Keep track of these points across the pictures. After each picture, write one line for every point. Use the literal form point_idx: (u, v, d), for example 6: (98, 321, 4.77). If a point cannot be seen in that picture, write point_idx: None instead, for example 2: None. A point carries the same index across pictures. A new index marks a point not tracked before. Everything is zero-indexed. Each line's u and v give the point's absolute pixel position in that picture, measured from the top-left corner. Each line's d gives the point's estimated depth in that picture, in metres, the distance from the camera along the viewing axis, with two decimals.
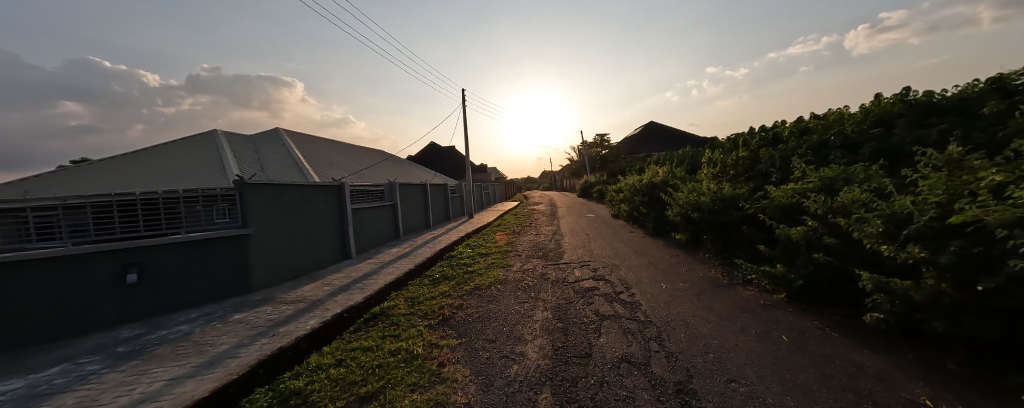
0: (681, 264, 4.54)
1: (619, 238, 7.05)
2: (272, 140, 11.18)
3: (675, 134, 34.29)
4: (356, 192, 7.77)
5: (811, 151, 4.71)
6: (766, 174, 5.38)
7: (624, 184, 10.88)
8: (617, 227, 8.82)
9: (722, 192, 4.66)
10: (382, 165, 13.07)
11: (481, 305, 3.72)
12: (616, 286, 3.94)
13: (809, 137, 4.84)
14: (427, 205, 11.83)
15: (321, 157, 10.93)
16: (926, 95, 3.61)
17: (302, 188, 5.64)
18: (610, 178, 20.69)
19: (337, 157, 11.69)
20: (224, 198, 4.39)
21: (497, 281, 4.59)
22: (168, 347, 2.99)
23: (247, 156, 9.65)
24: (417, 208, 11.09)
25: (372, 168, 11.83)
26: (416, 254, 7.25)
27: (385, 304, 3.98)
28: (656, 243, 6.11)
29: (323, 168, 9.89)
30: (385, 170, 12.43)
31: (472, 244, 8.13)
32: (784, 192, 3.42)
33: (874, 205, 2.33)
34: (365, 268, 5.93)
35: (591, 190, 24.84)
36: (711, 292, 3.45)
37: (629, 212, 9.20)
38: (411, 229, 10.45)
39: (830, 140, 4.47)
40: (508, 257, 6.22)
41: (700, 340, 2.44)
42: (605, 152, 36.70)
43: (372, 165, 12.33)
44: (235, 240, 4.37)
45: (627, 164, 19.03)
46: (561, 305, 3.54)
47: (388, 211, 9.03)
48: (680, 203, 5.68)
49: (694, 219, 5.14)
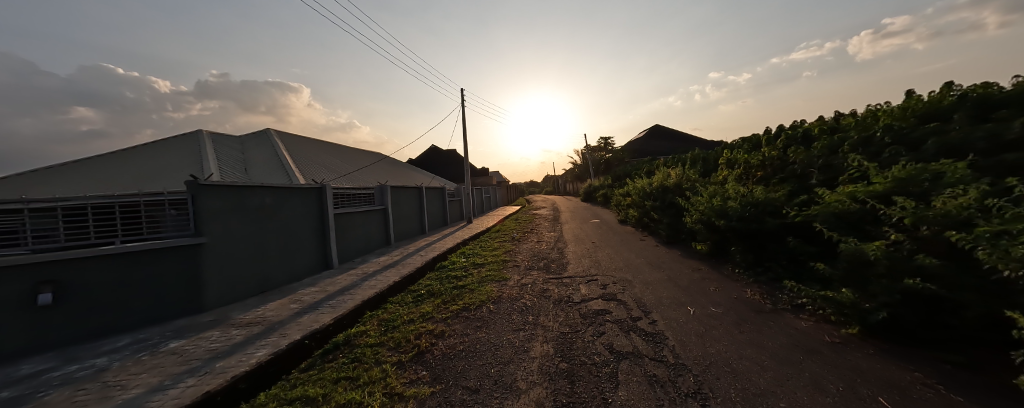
0: (708, 282, 3.83)
1: (629, 248, 6.33)
2: (260, 141, 10.70)
3: (681, 138, 33.59)
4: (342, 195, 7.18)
5: (855, 148, 3.94)
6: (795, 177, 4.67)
7: (631, 188, 10.16)
8: (626, 234, 8.08)
9: (753, 195, 3.98)
10: (376, 167, 12.49)
11: (467, 333, 3.04)
12: (631, 309, 3.26)
13: (847, 134, 4.13)
14: (422, 210, 11.21)
15: (311, 159, 10.38)
16: (983, 88, 2.95)
17: (275, 191, 5.01)
18: (615, 182, 20.06)
19: (329, 159, 11.14)
20: (172, 203, 3.78)
21: (489, 300, 3.92)
22: (65, 391, 2.35)
23: (232, 157, 9.15)
24: (411, 214, 10.44)
25: (365, 171, 11.25)
26: (405, 263, 6.61)
27: (353, 329, 3.32)
28: (671, 254, 5.42)
29: (311, 170, 9.33)
30: (380, 173, 11.86)
31: (468, 252, 7.48)
32: (843, 194, 2.73)
33: (1009, 214, 1.64)
34: (344, 281, 5.29)
35: (595, 194, 24.18)
36: (754, 320, 2.75)
37: (639, 218, 8.48)
38: (403, 235, 9.80)
39: (876, 135, 3.72)
40: (505, 269, 5.56)
41: (761, 401, 1.75)
42: (609, 156, 36.03)
43: (365, 168, 11.78)
44: (184, 251, 3.75)
45: (633, 167, 18.38)
46: (565, 335, 2.86)
47: (378, 217, 8.40)
48: (700, 209, 4.97)
49: (719, 227, 4.43)
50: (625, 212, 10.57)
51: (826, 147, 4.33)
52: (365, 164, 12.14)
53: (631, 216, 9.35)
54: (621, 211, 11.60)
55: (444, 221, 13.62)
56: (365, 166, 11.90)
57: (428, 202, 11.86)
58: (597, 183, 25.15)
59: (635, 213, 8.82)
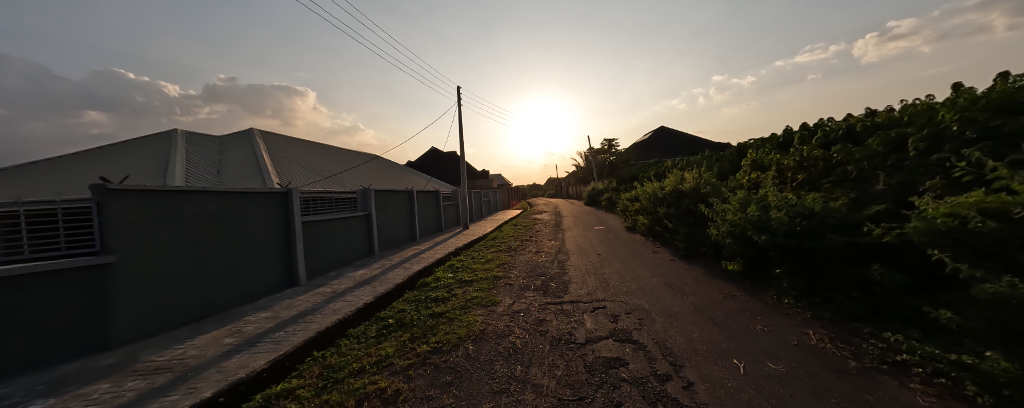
0: (750, 316, 2.98)
1: (641, 263, 5.48)
2: (242, 141, 10.05)
3: (687, 140, 32.68)
4: (317, 199, 6.42)
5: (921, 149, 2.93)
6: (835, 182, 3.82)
7: (640, 192, 9.30)
8: (635, 244, 7.24)
9: (808, 205, 3.12)
10: (366, 169, 11.78)
11: (430, 395, 2.21)
12: (654, 359, 2.41)
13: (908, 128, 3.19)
14: (413, 216, 10.46)
15: (294, 160, 9.68)
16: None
17: (221, 197, 4.29)
18: (620, 186, 19.21)
19: (314, 160, 10.44)
20: (66, 215, 2.94)
21: (469, 337, 3.10)
22: None
23: (206, 158, 8.48)
24: (401, 220, 9.68)
25: (353, 174, 10.52)
26: (384, 279, 5.81)
27: (285, 384, 2.49)
28: (693, 272, 4.56)
29: (290, 172, 8.61)
30: (369, 176, 11.13)
31: (458, 265, 6.67)
32: (962, 202, 1.83)
33: None
34: (305, 304, 4.49)
35: (599, 197, 23.35)
36: (843, 390, 1.87)
37: (649, 226, 7.62)
38: (390, 244, 9.03)
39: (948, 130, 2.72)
40: (495, 289, 4.74)
41: None
42: (613, 158, 35.21)
43: (354, 170, 11.05)
44: (83, 274, 2.95)
45: (640, 170, 17.55)
46: (563, 403, 2.02)
47: (360, 224, 7.65)
48: (730, 220, 4.11)
49: (758, 243, 3.57)
50: (632, 219, 9.71)
51: (886, 146, 3.45)
52: (354, 166, 11.43)
53: (640, 224, 8.48)
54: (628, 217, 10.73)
55: (439, 227, 12.85)
56: (354, 168, 11.18)
57: (420, 207, 11.10)
58: (601, 186, 24.22)
59: (645, 220, 7.96)
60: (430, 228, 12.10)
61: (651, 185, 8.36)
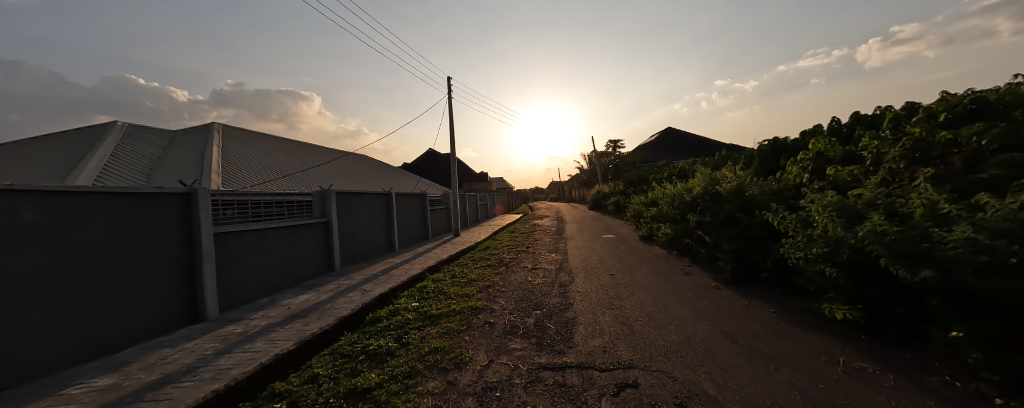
0: None
1: (673, 291, 3.99)
2: (196, 136, 8.78)
3: (695, 142, 31.26)
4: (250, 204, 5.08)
5: None
6: (1003, 180, 2.34)
7: (658, 195, 7.89)
8: (656, 261, 5.77)
9: (1008, 219, 1.65)
10: (342, 171, 10.46)
11: None
12: None
13: None
14: (387, 224, 9.20)
15: (252, 158, 8.36)
16: None
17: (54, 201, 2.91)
18: (627, 190, 17.83)
19: (278, 158, 9.11)
20: None
21: None
22: None
23: (142, 155, 7.18)
24: (370, 228, 8.37)
25: (324, 175, 9.20)
26: (330, 309, 4.37)
27: None
28: (764, 313, 3.06)
29: (241, 172, 7.27)
30: (343, 178, 9.80)
31: (432, 287, 5.26)
32: None
33: None
34: (189, 355, 3.04)
35: (605, 202, 21.96)
36: None
37: (673, 238, 6.15)
38: (354, 258, 7.72)
39: None
40: (466, 333, 3.30)
41: None
42: (618, 161, 33.85)
43: (326, 172, 9.73)
44: None
45: (649, 173, 16.16)
46: None
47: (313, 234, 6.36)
48: (830, 235, 2.63)
49: (904, 281, 2.07)
50: (648, 228, 8.21)
51: None
52: (327, 167, 10.12)
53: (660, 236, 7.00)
54: (641, 225, 9.26)
55: (424, 235, 11.44)
56: (327, 169, 9.86)
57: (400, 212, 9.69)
58: (606, 190, 22.73)
59: (667, 231, 6.47)
60: (413, 236, 10.69)
61: (672, 188, 6.92)
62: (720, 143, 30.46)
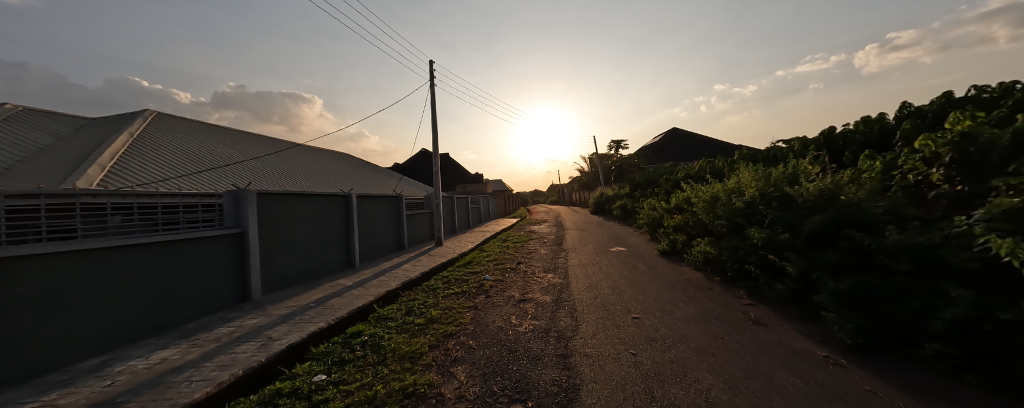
0: None
1: (757, 366, 2.28)
2: (111, 124, 7.17)
3: (702, 142, 29.75)
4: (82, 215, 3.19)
5: None
6: None
7: (684, 199, 6.22)
8: (697, 293, 4.06)
9: None
10: (299, 172, 8.82)
11: None
12: None
13: None
14: (342, 234, 7.48)
15: (174, 152, 6.71)
16: None
17: None
18: (634, 193, 16.23)
19: (213, 154, 7.47)
20: None
21: None
22: None
23: (15, 144, 5.54)
24: (315, 239, 6.64)
25: (267, 176, 7.51)
26: (182, 381, 2.68)
27: None
28: None
29: (145, 167, 5.61)
30: (295, 180, 8.12)
31: (372, 333, 3.55)
32: None
33: None
34: None
35: (608, 205, 20.32)
36: None
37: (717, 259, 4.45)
38: (287, 281, 5.91)
39: None
40: None
41: None
42: (620, 162, 32.36)
43: (274, 172, 8.06)
44: None
45: (658, 173, 14.57)
46: None
47: (217, 248, 4.54)
48: None
49: None
50: (673, 241, 6.46)
51: None
52: (278, 168, 8.46)
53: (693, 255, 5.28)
54: (659, 236, 7.57)
55: (397, 245, 9.68)
56: (277, 170, 8.20)
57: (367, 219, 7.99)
58: (609, 193, 21.11)
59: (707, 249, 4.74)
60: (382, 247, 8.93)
61: (708, 191, 5.19)
62: (728, 144, 28.94)
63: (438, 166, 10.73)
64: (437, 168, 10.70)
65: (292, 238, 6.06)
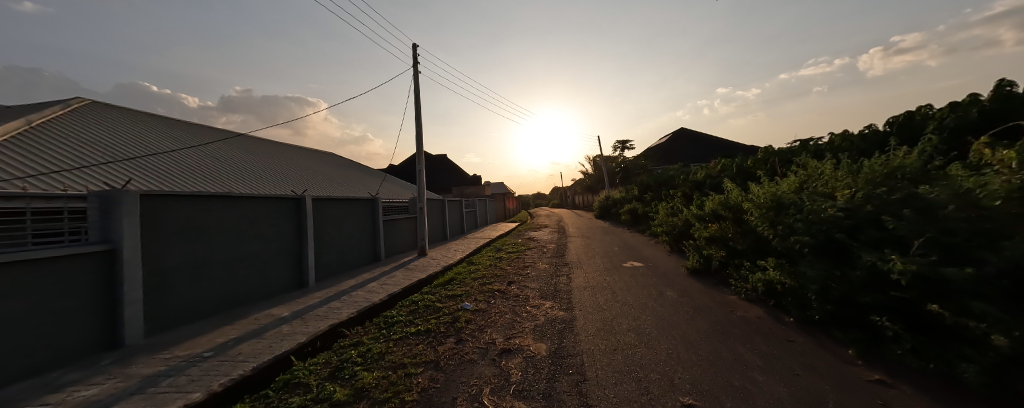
0: None
1: None
2: (19, 111, 5.92)
3: (712, 142, 28.30)
4: None
5: None
6: None
7: (723, 204, 4.77)
8: (774, 349, 2.61)
9: None
10: (248, 176, 7.57)
11: None
12: None
13: None
14: (289, 246, 6.11)
15: (78, 144, 5.43)
16: None
17: None
18: (645, 196, 14.77)
19: (141, 152, 6.25)
20: None
21: None
22: None
23: None
24: (248, 254, 5.26)
25: (199, 179, 6.24)
26: None
27: None
28: None
29: (27, 159, 4.35)
30: (239, 184, 6.85)
31: None
32: None
33: None
34: None
35: (616, 210, 18.87)
36: None
37: (800, 293, 2.98)
38: (197, 312, 4.45)
39: None
40: None
41: None
42: (626, 164, 31.02)
43: (213, 175, 6.79)
44: None
45: (673, 174, 13.14)
46: None
47: (69, 277, 3.06)
48: None
49: None
50: (711, 259, 5.00)
51: None
52: (222, 170, 7.21)
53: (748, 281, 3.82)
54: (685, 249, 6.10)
55: (370, 257, 8.26)
56: (217, 173, 6.94)
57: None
58: (616, 197, 19.66)
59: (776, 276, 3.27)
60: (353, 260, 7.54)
61: (765, 193, 3.77)
62: (741, 144, 27.46)
63: (423, 165, 9.40)
64: (422, 167, 9.36)
65: (213, 252, 4.70)
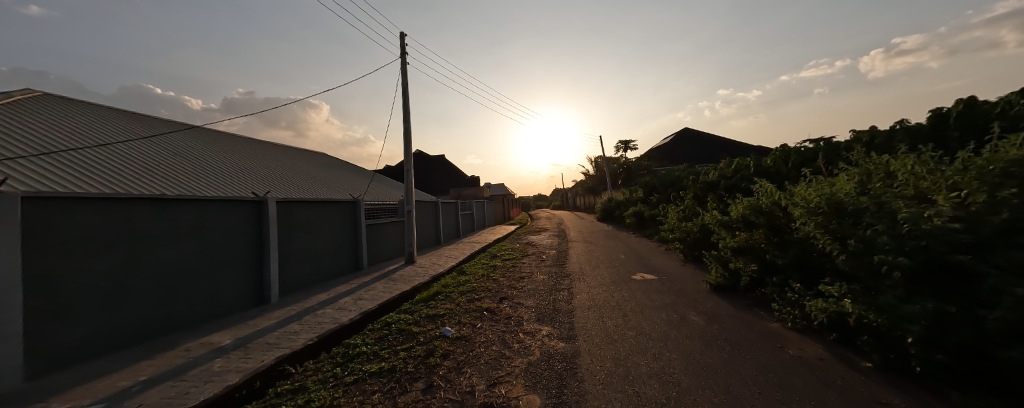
0: None
1: None
2: None
3: (717, 143, 27.55)
4: None
5: None
6: None
7: (754, 209, 3.98)
8: None
9: None
10: (209, 177, 6.73)
11: None
12: None
13: None
14: (247, 255, 5.11)
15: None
16: None
17: None
18: (650, 198, 13.99)
19: (85, 144, 5.47)
20: None
21: None
22: None
23: None
24: (188, 267, 4.26)
25: (146, 178, 5.41)
26: None
27: None
28: None
29: None
30: (196, 185, 6.02)
31: None
32: None
33: None
34: None
35: (619, 212, 18.07)
36: None
37: (888, 332, 2.17)
38: (111, 336, 3.42)
39: None
40: None
41: None
42: (628, 165, 30.24)
43: (170, 174, 5.99)
44: None
45: (681, 175, 12.36)
46: None
47: None
48: None
49: None
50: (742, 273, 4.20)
51: None
52: (179, 169, 6.38)
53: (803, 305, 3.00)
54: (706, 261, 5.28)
55: (348, 266, 7.39)
56: (170, 172, 6.09)
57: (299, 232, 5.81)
58: (618, 198, 18.91)
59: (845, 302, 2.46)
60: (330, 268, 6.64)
61: (818, 195, 2.97)
62: (746, 144, 26.68)
63: (412, 164, 8.66)
64: (409, 167, 8.61)
65: (139, 265, 3.72)
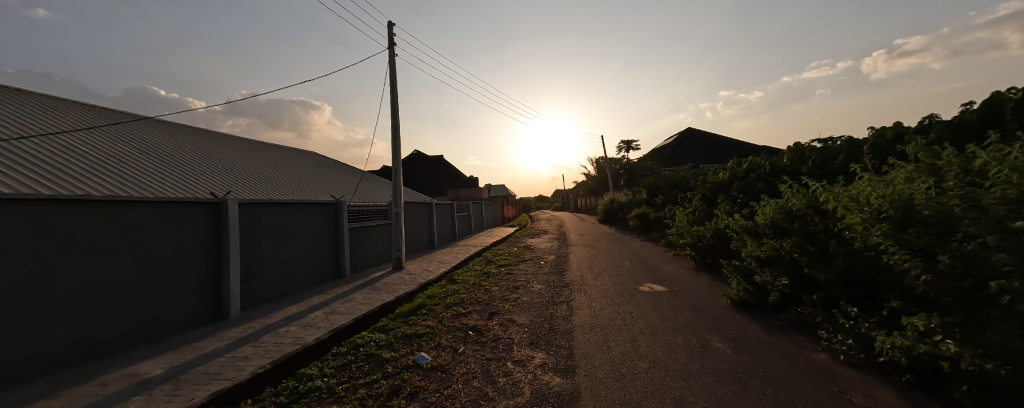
0: None
1: None
2: None
3: (721, 143, 26.97)
4: None
5: None
6: None
7: (785, 214, 3.36)
8: None
9: None
10: (179, 176, 6.02)
11: None
12: None
13: None
14: (202, 262, 4.27)
15: None
16: None
17: None
18: (654, 200, 13.37)
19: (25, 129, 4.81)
20: None
21: None
22: None
23: None
24: (121, 279, 3.40)
25: (90, 169, 4.69)
26: None
27: None
28: None
29: None
30: (153, 180, 5.31)
31: None
32: None
33: None
34: None
35: (621, 214, 17.46)
36: None
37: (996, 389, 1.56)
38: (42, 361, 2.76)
39: None
40: None
41: None
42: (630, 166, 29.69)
43: (125, 166, 5.33)
44: None
45: (688, 175, 11.74)
46: None
47: None
48: None
49: None
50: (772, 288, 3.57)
51: None
52: (139, 163, 5.69)
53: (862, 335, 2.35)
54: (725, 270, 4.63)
55: (328, 274, 6.67)
56: (127, 167, 5.35)
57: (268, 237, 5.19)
58: (620, 200, 18.31)
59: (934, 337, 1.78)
60: (307, 276, 6.01)
61: (878, 196, 2.34)
62: (751, 144, 26.09)
63: (401, 163, 8.08)
64: (398, 166, 8.03)
65: (49, 280, 2.85)
